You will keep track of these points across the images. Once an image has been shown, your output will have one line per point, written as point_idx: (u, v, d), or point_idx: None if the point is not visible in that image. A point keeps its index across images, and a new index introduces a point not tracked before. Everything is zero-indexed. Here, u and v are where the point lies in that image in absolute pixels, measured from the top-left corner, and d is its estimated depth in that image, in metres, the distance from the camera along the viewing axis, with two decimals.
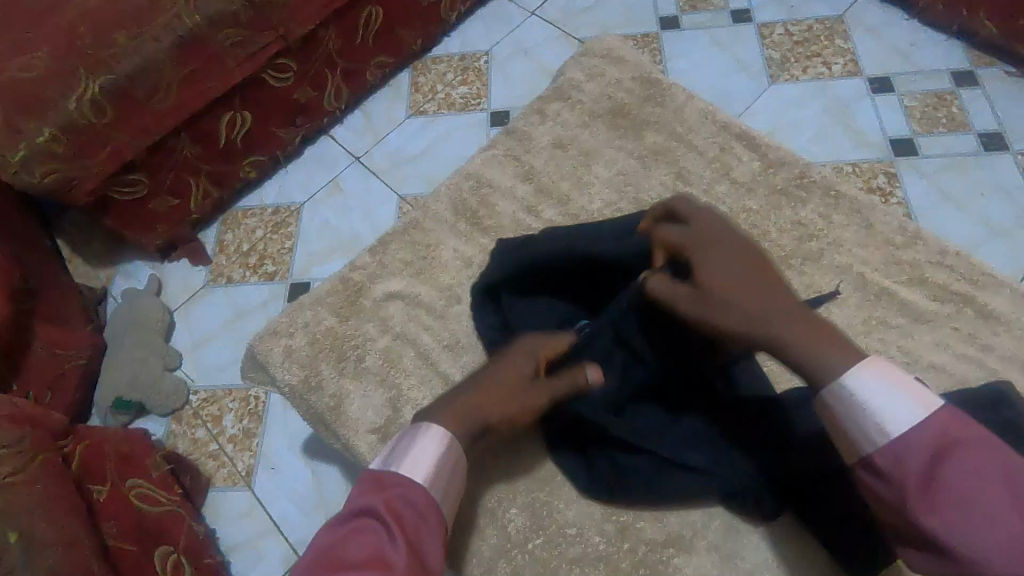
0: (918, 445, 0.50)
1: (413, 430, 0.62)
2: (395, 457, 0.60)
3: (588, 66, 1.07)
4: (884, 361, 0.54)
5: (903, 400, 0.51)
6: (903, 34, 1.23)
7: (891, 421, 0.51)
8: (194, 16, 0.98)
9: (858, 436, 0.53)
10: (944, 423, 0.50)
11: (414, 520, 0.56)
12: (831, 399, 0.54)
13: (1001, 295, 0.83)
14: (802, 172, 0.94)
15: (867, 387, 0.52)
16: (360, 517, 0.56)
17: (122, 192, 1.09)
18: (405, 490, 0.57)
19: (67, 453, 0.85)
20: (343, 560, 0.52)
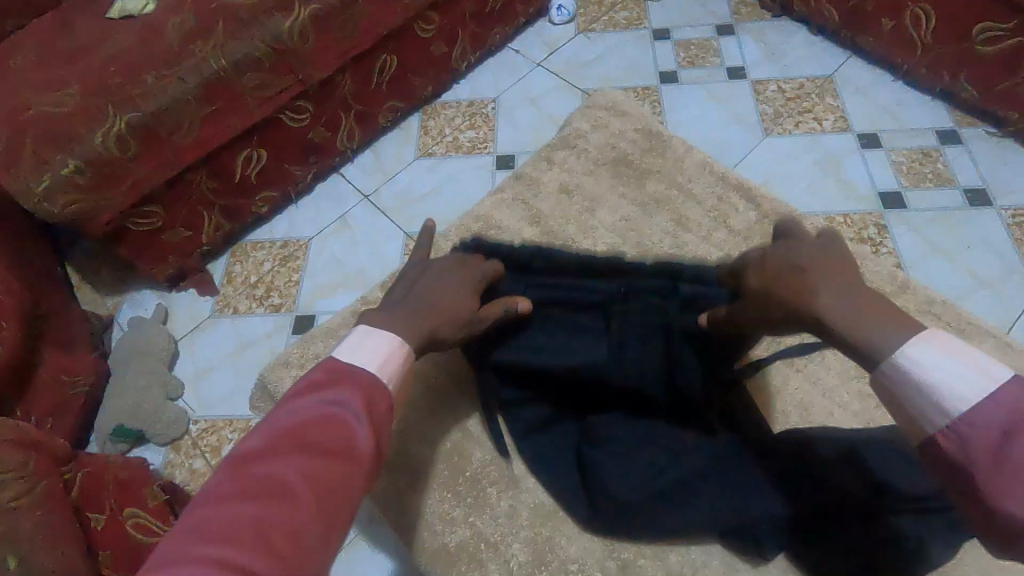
0: (989, 419, 0.43)
1: (368, 334, 0.58)
2: (354, 358, 0.55)
3: (593, 117, 1.12)
4: (947, 333, 0.48)
5: (964, 368, 0.45)
6: (889, 94, 1.30)
7: (952, 395, 0.45)
8: (220, 60, 1.04)
9: (917, 417, 0.47)
10: (1014, 395, 0.43)
11: (382, 411, 0.52)
12: (888, 380, 0.50)
13: (988, 344, 0.86)
14: (796, 222, 0.98)
15: (928, 358, 0.47)
16: (326, 404, 0.49)
17: (138, 223, 1.12)
18: (374, 388, 0.52)
19: (68, 479, 0.87)
20: (309, 442, 0.47)
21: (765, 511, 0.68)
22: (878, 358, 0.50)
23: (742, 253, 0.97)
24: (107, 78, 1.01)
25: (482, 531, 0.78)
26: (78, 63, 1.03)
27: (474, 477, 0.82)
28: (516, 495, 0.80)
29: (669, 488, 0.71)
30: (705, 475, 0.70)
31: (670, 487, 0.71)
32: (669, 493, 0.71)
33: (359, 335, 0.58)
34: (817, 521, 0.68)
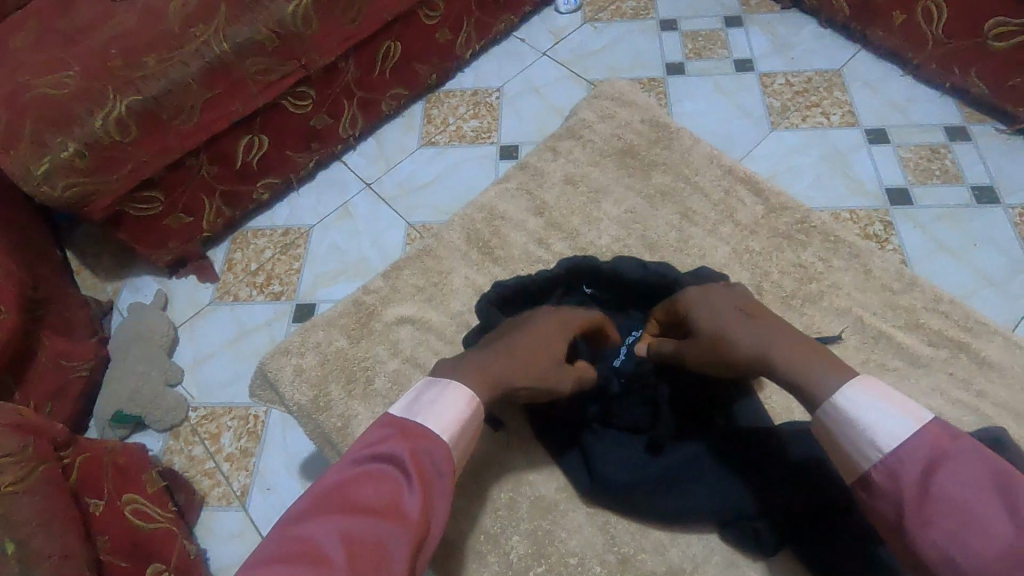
0: (911, 457, 0.50)
1: (442, 384, 0.60)
2: (421, 408, 0.58)
3: (599, 107, 1.11)
4: (874, 378, 0.55)
5: (890, 413, 0.52)
6: (898, 89, 1.29)
7: (878, 435, 0.52)
8: (222, 43, 1.02)
9: (853, 453, 0.54)
10: (934, 437, 0.50)
11: (431, 474, 0.54)
12: (829, 419, 0.56)
13: (994, 343, 0.86)
14: (803, 218, 0.97)
15: (859, 403, 0.54)
16: (379, 462, 0.53)
17: (138, 208, 1.11)
18: (427, 446, 0.55)
19: (66, 464, 0.85)
20: (359, 502, 0.49)
21: (770, 498, 0.69)
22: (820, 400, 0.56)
23: (747, 247, 0.96)
24: (106, 60, 0.99)
25: (481, 523, 0.78)
26: (78, 45, 1.02)
27: (473, 469, 0.81)
28: (517, 488, 0.80)
29: (674, 473, 0.72)
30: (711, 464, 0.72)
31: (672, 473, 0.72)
32: (672, 479, 0.72)
33: (427, 383, 0.61)
34: (820, 516, 0.67)
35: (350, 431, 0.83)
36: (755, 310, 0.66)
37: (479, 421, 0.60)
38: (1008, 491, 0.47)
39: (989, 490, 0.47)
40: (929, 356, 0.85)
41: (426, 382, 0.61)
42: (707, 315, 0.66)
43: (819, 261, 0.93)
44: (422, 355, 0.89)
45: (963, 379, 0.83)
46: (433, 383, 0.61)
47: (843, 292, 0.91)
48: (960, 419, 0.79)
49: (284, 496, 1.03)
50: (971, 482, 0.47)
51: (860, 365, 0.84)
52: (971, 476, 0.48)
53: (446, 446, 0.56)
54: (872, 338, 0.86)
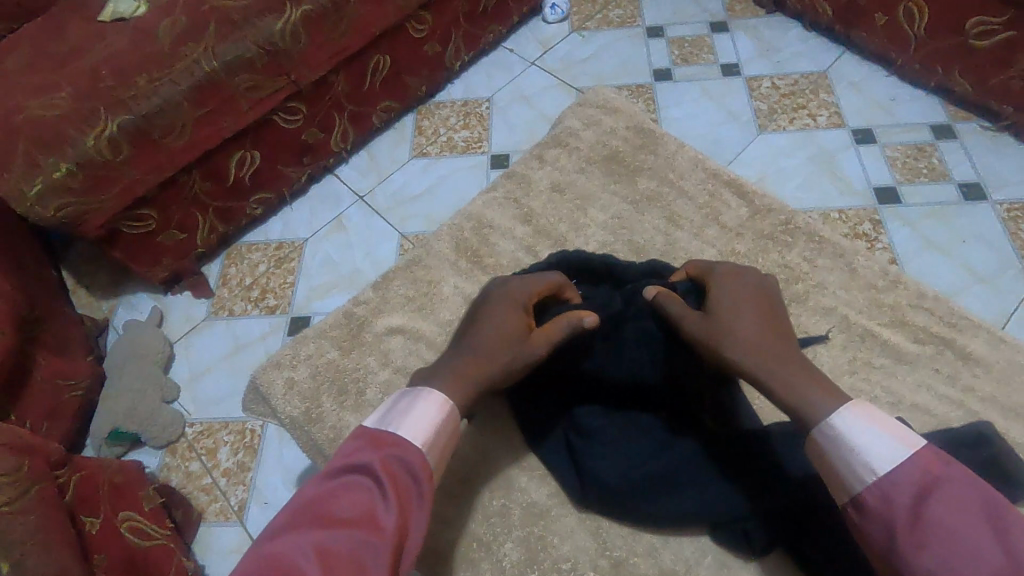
0: (907, 481, 0.49)
1: (414, 393, 0.61)
2: (394, 417, 0.58)
3: (584, 115, 1.12)
4: (867, 403, 0.55)
5: (884, 437, 0.52)
6: (884, 89, 1.30)
7: (873, 457, 0.51)
8: (213, 61, 1.04)
9: (849, 473, 0.53)
10: (926, 461, 0.49)
11: (407, 481, 0.53)
12: (821, 436, 0.55)
13: (979, 338, 0.86)
14: (787, 219, 0.98)
15: (854, 425, 0.53)
16: (354, 472, 0.52)
17: (132, 226, 1.12)
18: (401, 453, 0.55)
19: (61, 483, 0.85)
20: (333, 514, 0.49)
21: (764, 497, 0.69)
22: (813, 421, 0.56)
23: (733, 250, 0.97)
24: (97, 80, 1.00)
25: (474, 532, 0.78)
26: (69, 66, 1.03)
27: (466, 476, 0.81)
28: (509, 494, 0.80)
29: (669, 472, 0.72)
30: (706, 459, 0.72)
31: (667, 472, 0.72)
32: (667, 480, 0.72)
33: (401, 396, 0.61)
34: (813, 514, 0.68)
35: (342, 442, 0.84)
36: (775, 318, 0.66)
37: (454, 425, 0.61)
38: (999, 519, 0.46)
39: (980, 516, 0.46)
40: (914, 352, 0.85)
41: (400, 395, 0.62)
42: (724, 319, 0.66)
43: (804, 261, 0.94)
44: (414, 364, 0.89)
45: (949, 374, 0.83)
46: (407, 394, 0.61)
47: (829, 291, 0.91)
48: (946, 414, 0.80)
49: (281, 509, 1.03)
50: (965, 508, 0.46)
51: (848, 363, 0.85)
52: (963, 501, 0.47)
53: (422, 450, 0.56)
54: (858, 337, 0.87)
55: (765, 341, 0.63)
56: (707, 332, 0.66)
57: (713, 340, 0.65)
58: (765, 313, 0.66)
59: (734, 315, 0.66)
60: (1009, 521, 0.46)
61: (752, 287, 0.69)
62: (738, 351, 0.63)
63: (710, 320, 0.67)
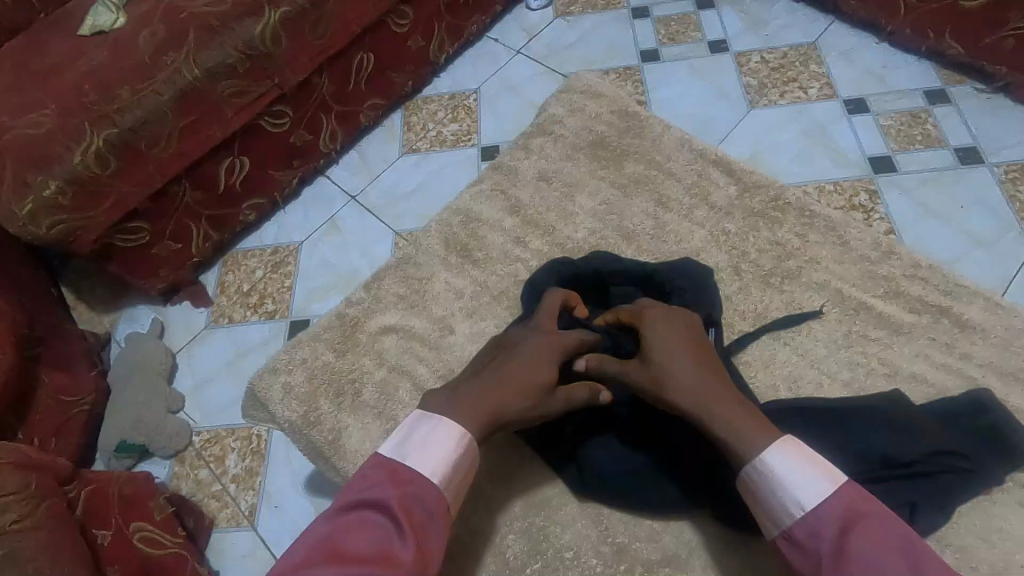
0: (831, 518, 0.54)
1: (432, 421, 0.62)
2: (410, 449, 0.60)
3: (568, 101, 1.11)
4: (798, 439, 0.58)
5: (811, 474, 0.55)
6: (875, 57, 1.28)
7: (800, 494, 0.55)
8: (194, 69, 1.03)
9: (778, 509, 0.57)
10: (849, 497, 0.54)
11: (422, 516, 0.56)
12: (755, 475, 0.58)
13: (975, 305, 0.85)
14: (777, 195, 0.97)
15: (784, 465, 0.57)
16: (370, 508, 0.55)
17: (126, 239, 1.12)
18: (420, 491, 0.57)
19: (72, 498, 0.87)
20: (351, 550, 0.51)
21: None
22: (744, 462, 0.59)
23: (724, 229, 0.96)
24: (81, 95, 1.00)
25: (477, 524, 0.78)
26: (52, 84, 1.02)
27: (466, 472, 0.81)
28: (510, 486, 0.80)
29: (660, 458, 0.74)
30: (696, 457, 0.72)
31: (665, 457, 0.74)
32: (655, 469, 0.74)
33: (417, 419, 0.62)
34: None
35: (342, 443, 0.84)
36: (705, 362, 0.67)
37: (474, 453, 0.62)
38: (912, 557, 0.50)
39: (894, 553, 0.51)
40: (911, 323, 0.84)
41: (417, 418, 0.63)
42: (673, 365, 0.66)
43: (795, 237, 0.93)
44: (409, 362, 0.89)
45: (947, 343, 0.83)
46: (425, 418, 0.62)
47: (822, 266, 0.90)
48: (944, 383, 0.79)
49: (290, 512, 1.04)
50: (884, 543, 0.51)
51: (843, 337, 0.84)
52: (880, 537, 0.52)
53: (439, 484, 0.58)
54: (852, 310, 0.86)
55: (706, 389, 0.64)
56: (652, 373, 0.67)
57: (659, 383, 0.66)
58: (695, 348, 0.68)
59: (677, 359, 0.66)
60: (921, 557, 0.51)
61: (685, 321, 0.71)
62: (684, 397, 0.64)
63: (646, 364, 0.68)
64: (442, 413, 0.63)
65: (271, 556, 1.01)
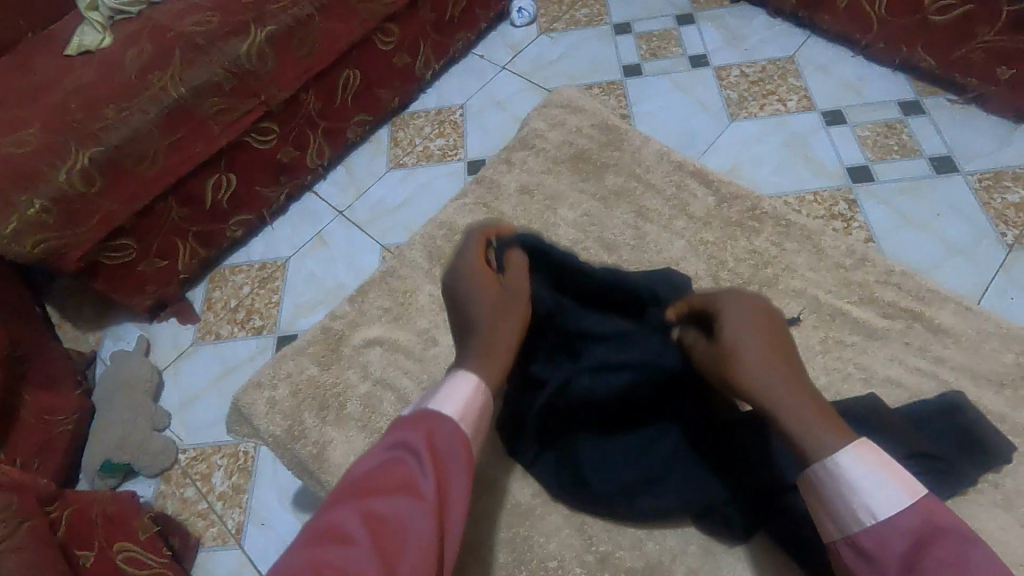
0: (904, 530, 0.50)
1: (448, 376, 0.61)
2: (428, 399, 0.59)
3: (550, 116, 1.13)
4: (874, 445, 0.54)
5: (885, 482, 0.51)
6: (851, 70, 1.31)
7: (873, 503, 0.51)
8: (180, 87, 1.04)
9: (844, 514, 0.53)
10: (927, 511, 0.50)
11: (444, 449, 0.54)
12: (821, 478, 0.54)
13: (948, 309, 0.87)
14: (754, 205, 0.99)
15: (858, 469, 0.52)
16: (391, 447, 0.54)
17: (112, 257, 1.12)
18: (438, 426, 0.56)
19: (54, 519, 0.86)
20: (374, 486, 0.50)
21: (745, 481, 0.70)
22: (812, 461, 0.54)
23: (703, 239, 0.97)
24: (67, 114, 1.01)
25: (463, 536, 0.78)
26: (38, 103, 1.03)
27: None
28: (496, 497, 0.80)
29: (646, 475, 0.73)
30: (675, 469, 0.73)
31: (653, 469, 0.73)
32: (654, 471, 0.73)
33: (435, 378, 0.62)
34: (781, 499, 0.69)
35: (326, 457, 0.84)
36: (780, 347, 0.61)
37: (488, 401, 0.61)
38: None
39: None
40: (885, 328, 0.86)
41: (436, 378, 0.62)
42: (745, 354, 0.60)
43: (772, 245, 0.95)
44: (393, 375, 0.90)
45: (920, 347, 0.84)
46: (441, 376, 0.62)
47: (798, 274, 0.92)
48: (918, 386, 0.81)
49: (277, 529, 1.03)
50: (964, 566, 0.47)
51: (820, 343, 0.86)
52: (959, 557, 0.47)
53: (459, 421, 0.57)
54: (828, 316, 0.88)
55: (780, 375, 0.58)
56: (718, 363, 0.61)
57: (725, 375, 0.61)
58: (769, 341, 0.61)
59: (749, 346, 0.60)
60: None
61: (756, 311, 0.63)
62: (749, 380, 0.59)
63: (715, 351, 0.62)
64: (458, 370, 0.62)
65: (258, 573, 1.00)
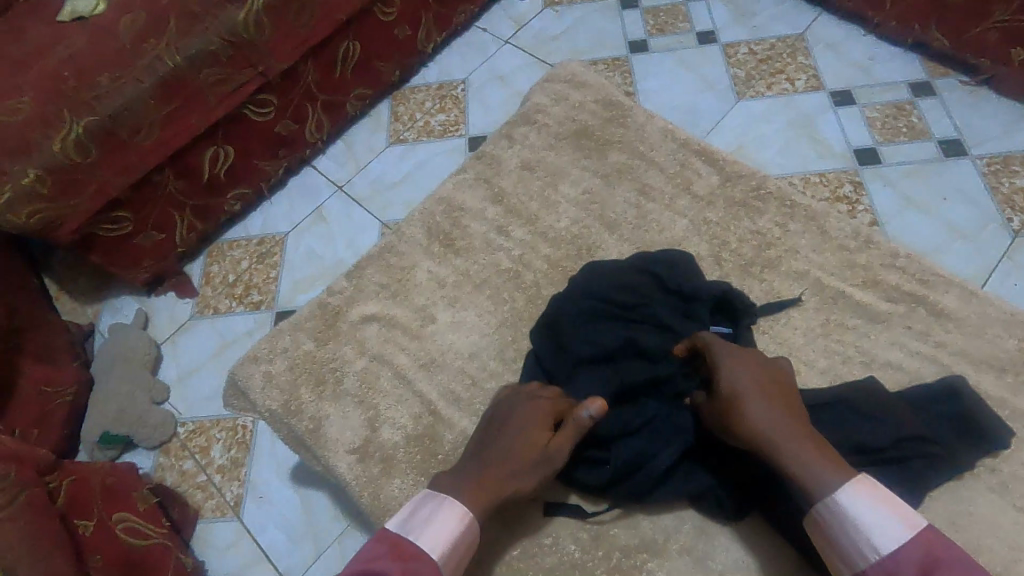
0: (908, 561, 0.57)
1: (438, 500, 0.68)
2: (415, 525, 0.66)
3: (552, 90, 1.11)
4: (872, 481, 0.62)
5: (887, 516, 0.59)
6: (863, 48, 1.28)
7: (877, 537, 0.59)
8: (175, 56, 1.02)
9: (853, 549, 0.60)
10: (927, 542, 0.57)
11: None
12: (828, 515, 0.62)
13: (951, 293, 0.86)
14: (759, 184, 0.97)
15: (860, 507, 0.60)
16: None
17: (108, 229, 1.11)
18: (419, 563, 0.62)
19: (53, 488, 0.87)
20: None
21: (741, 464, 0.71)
22: (817, 498, 0.62)
23: (705, 219, 0.96)
24: (59, 81, 0.98)
25: None
26: (29, 69, 1.00)
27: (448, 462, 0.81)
28: None
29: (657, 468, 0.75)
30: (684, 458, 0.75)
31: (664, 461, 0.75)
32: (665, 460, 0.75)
33: (425, 498, 0.69)
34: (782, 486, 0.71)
35: (322, 432, 0.84)
36: (780, 400, 0.69)
37: (474, 532, 0.68)
38: None
39: None
40: (887, 312, 0.85)
41: (425, 496, 0.69)
42: (749, 413, 0.68)
43: (775, 226, 0.94)
44: (390, 351, 0.89)
45: (921, 331, 0.84)
46: (432, 497, 0.69)
47: (801, 256, 0.91)
48: (918, 370, 0.81)
49: (276, 502, 1.04)
50: None
51: (821, 326, 0.85)
52: None
53: (438, 558, 0.64)
54: (830, 299, 0.87)
55: (778, 429, 0.66)
56: (721, 408, 0.70)
57: (728, 418, 0.69)
58: (771, 396, 0.70)
59: (753, 408, 0.68)
60: None
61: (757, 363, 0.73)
62: (749, 430, 0.67)
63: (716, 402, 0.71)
64: (449, 492, 0.69)
65: (258, 545, 1.01)
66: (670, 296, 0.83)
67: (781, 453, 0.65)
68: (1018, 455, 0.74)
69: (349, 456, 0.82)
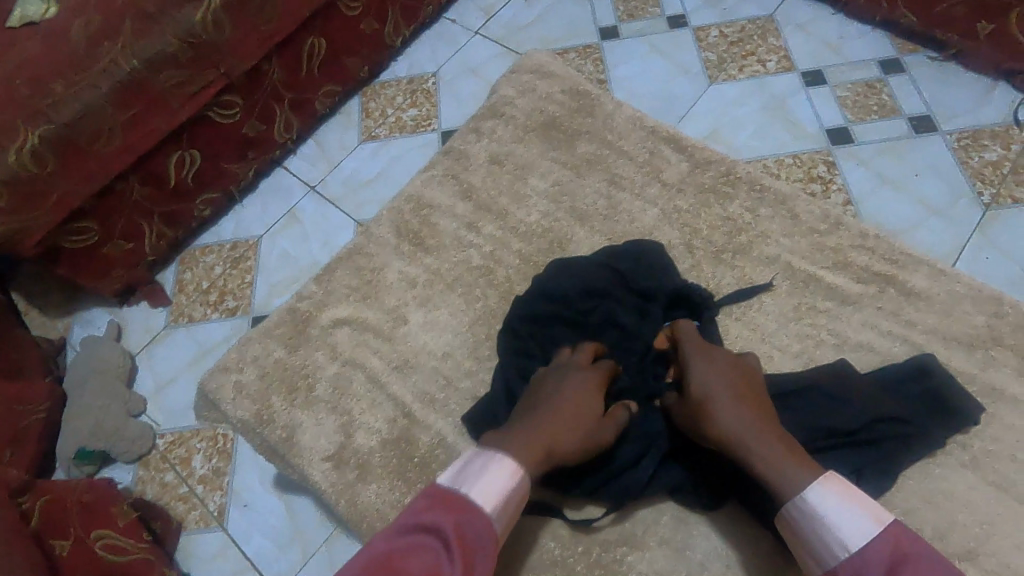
0: (876, 558, 0.57)
1: (488, 456, 0.66)
2: (465, 479, 0.64)
3: (519, 82, 1.09)
4: (839, 478, 0.62)
5: (855, 513, 0.59)
6: (833, 27, 1.28)
7: (844, 535, 0.59)
8: (132, 59, 0.98)
9: (821, 546, 0.60)
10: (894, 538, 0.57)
11: (473, 544, 0.59)
12: (797, 512, 0.62)
13: (921, 272, 0.86)
14: (729, 170, 0.97)
15: (828, 504, 0.60)
16: (425, 532, 0.59)
17: (74, 240, 1.08)
18: (472, 519, 0.60)
19: (26, 510, 0.86)
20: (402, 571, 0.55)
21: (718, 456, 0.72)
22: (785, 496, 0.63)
23: (676, 207, 0.96)
24: (11, 89, 0.94)
25: None
26: None
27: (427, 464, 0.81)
28: None
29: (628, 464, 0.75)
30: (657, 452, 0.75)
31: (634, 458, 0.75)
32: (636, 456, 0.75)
33: (474, 455, 0.67)
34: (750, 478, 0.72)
35: (296, 441, 0.84)
36: (751, 397, 0.69)
37: (524, 490, 0.66)
38: None
39: None
40: (858, 293, 0.86)
41: (474, 454, 0.67)
42: (719, 413, 0.68)
43: (746, 212, 0.94)
44: (363, 355, 0.88)
45: (892, 310, 0.84)
46: (482, 453, 0.67)
47: (772, 240, 0.91)
48: (890, 350, 0.82)
49: (259, 510, 1.03)
50: None
51: (793, 310, 0.86)
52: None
53: (490, 513, 0.62)
54: (801, 283, 0.87)
55: (747, 429, 0.67)
56: (692, 410, 0.70)
57: (698, 421, 0.69)
58: (740, 392, 0.70)
59: (724, 412, 0.68)
60: None
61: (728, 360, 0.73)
62: (718, 430, 0.67)
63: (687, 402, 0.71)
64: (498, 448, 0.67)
65: (243, 554, 1.00)
66: (631, 293, 0.84)
67: (749, 453, 0.66)
68: (988, 430, 0.75)
69: (324, 463, 0.82)
